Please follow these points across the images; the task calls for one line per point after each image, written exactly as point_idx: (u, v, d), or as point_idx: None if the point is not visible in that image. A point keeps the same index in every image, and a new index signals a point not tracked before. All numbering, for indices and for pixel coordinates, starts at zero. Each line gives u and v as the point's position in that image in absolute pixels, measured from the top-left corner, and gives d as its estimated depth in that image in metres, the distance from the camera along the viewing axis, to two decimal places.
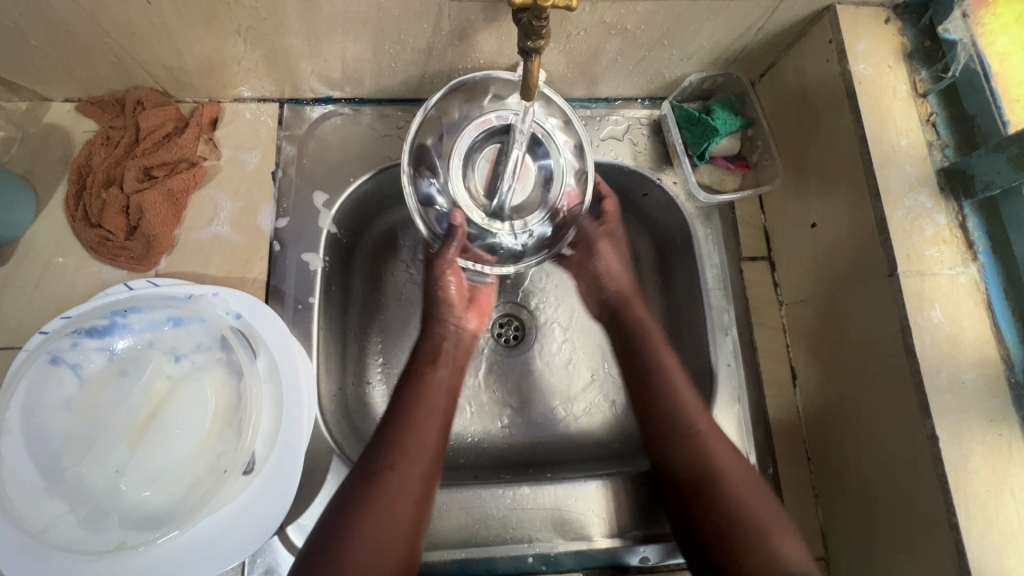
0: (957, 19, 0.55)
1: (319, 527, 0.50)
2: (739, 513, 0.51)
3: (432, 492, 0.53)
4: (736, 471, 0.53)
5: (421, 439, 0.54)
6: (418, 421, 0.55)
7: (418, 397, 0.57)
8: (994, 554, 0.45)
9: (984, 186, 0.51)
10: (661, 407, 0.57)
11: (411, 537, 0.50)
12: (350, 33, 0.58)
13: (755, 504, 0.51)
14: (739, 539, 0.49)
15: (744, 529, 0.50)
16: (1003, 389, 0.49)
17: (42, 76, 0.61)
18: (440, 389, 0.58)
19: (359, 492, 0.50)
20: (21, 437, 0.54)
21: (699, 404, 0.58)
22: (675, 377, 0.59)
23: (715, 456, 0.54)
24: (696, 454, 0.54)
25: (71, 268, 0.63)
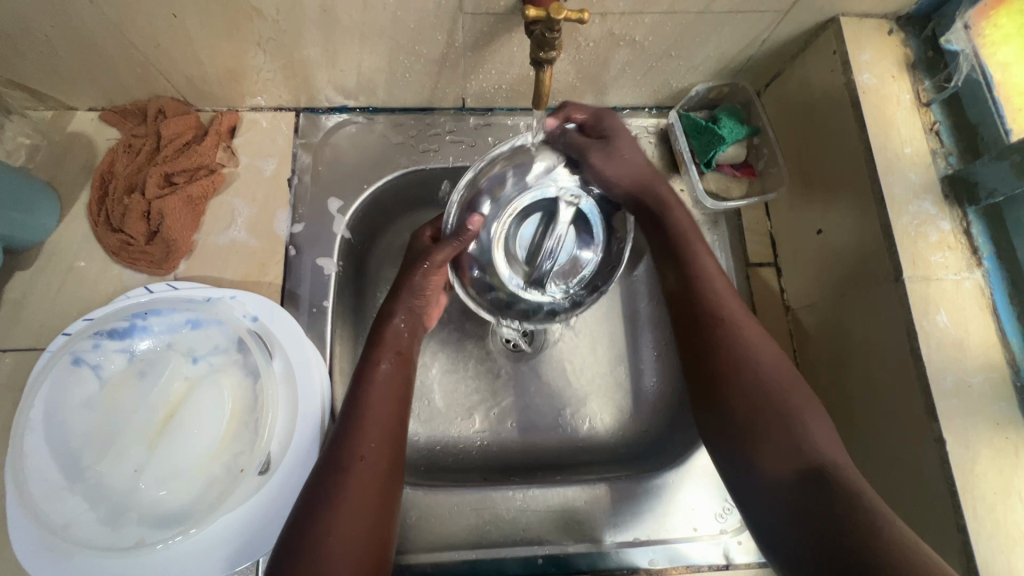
0: (957, 31, 0.56)
1: (289, 530, 0.47)
2: (765, 396, 0.49)
3: (396, 483, 0.51)
4: (767, 348, 0.52)
5: (383, 430, 0.52)
6: (378, 410, 0.53)
7: (371, 390, 0.54)
8: (1002, 556, 0.45)
9: (988, 194, 0.52)
10: (692, 297, 0.55)
11: (384, 520, 0.49)
12: (366, 45, 0.59)
13: (783, 385, 0.50)
14: (763, 421, 0.48)
15: (771, 405, 0.48)
16: (1009, 393, 0.49)
17: (68, 86, 0.63)
18: (392, 380, 0.56)
19: (329, 489, 0.48)
20: (43, 436, 0.55)
21: (731, 289, 0.56)
22: (703, 264, 0.58)
23: (743, 331, 0.53)
24: (728, 341, 0.52)
25: (93, 272, 0.65)
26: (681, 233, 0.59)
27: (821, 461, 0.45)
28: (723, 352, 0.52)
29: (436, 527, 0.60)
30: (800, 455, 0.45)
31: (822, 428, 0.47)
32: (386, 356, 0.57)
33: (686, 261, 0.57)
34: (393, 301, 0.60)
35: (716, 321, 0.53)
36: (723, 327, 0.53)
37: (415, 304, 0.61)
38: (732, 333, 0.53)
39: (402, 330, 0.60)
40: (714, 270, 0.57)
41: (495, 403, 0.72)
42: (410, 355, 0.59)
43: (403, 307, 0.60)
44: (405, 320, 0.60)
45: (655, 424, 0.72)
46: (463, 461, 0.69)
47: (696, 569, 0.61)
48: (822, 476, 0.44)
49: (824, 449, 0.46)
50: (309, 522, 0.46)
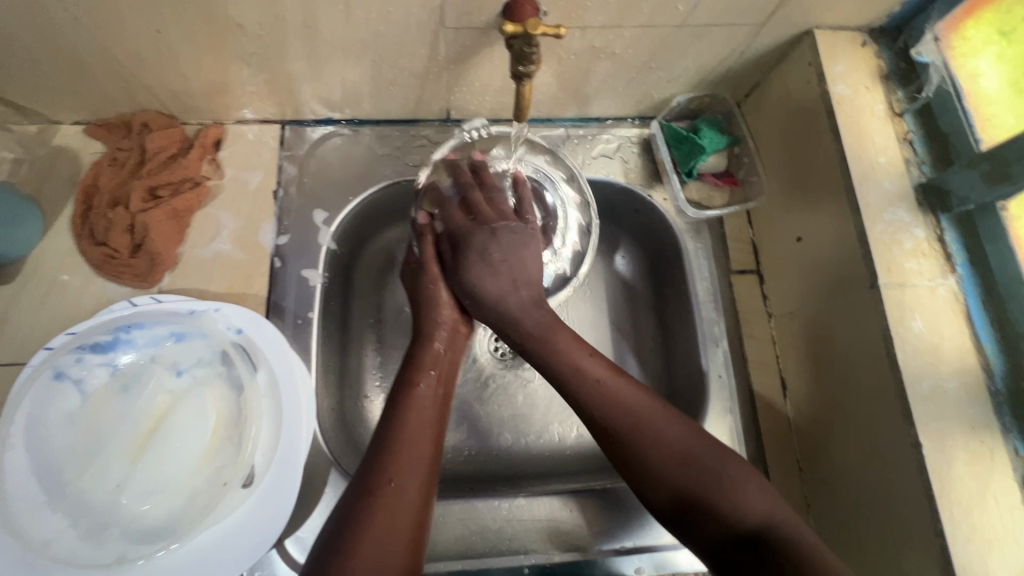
0: (928, 43, 0.57)
1: (315, 551, 0.46)
2: (684, 492, 0.48)
3: (429, 504, 0.51)
4: (673, 428, 0.51)
5: (417, 450, 0.51)
6: (412, 429, 0.53)
7: (411, 406, 0.54)
8: (978, 559, 0.46)
9: (960, 201, 0.53)
10: (587, 409, 0.53)
11: (413, 552, 0.47)
12: (349, 58, 0.60)
13: (701, 462, 0.49)
14: (700, 508, 0.48)
15: (697, 491, 0.48)
16: (984, 397, 0.50)
17: (52, 101, 0.63)
18: (434, 399, 0.56)
19: (359, 509, 0.47)
20: (24, 451, 0.54)
21: (627, 385, 0.53)
22: (585, 365, 0.54)
23: (644, 420, 0.51)
24: (628, 446, 0.50)
25: (76, 286, 0.65)
26: (535, 334, 0.57)
27: (755, 527, 0.46)
28: (631, 458, 0.50)
29: None
30: (734, 532, 0.46)
31: (754, 490, 0.47)
32: (424, 376, 0.56)
33: (558, 351, 0.55)
34: (430, 324, 0.61)
35: (613, 433, 0.51)
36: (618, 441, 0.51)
37: (449, 323, 0.61)
38: (630, 426, 0.51)
39: (442, 350, 0.59)
40: (595, 366, 0.54)
41: (482, 412, 0.72)
42: (449, 379, 0.59)
43: (442, 332, 0.60)
44: (446, 344, 0.60)
45: None
46: (451, 471, 0.69)
47: None
48: (769, 535, 0.45)
49: (751, 515, 0.46)
50: (336, 544, 0.46)
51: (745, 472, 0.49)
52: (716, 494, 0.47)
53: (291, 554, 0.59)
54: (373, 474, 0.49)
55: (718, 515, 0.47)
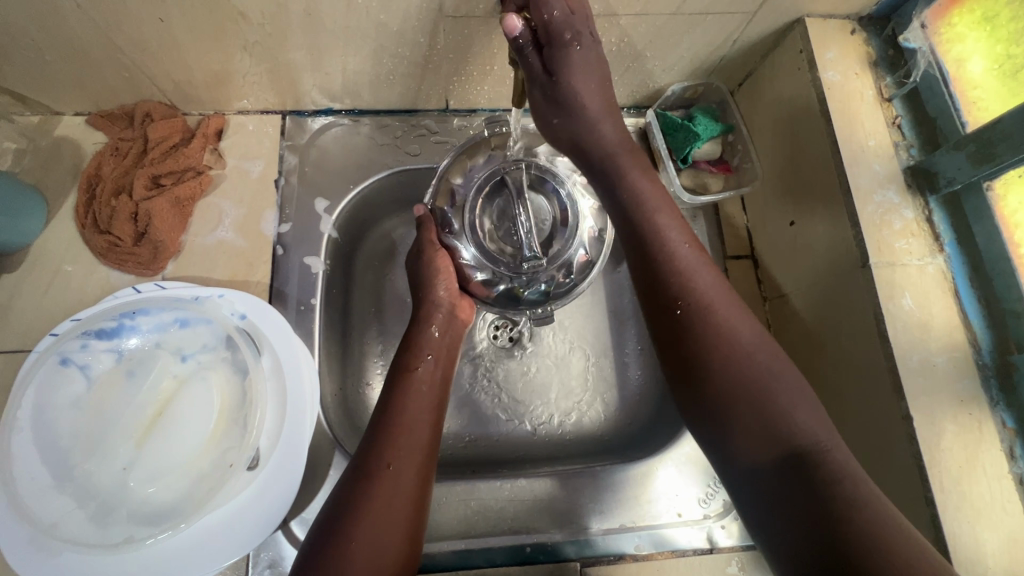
0: (915, 29, 0.59)
1: (314, 534, 0.49)
2: (738, 386, 0.48)
3: (427, 489, 0.53)
4: (740, 327, 0.51)
5: (415, 434, 0.54)
6: (412, 414, 0.55)
7: (408, 393, 0.57)
8: (967, 526, 0.47)
9: (947, 182, 0.55)
10: (659, 279, 0.53)
11: (411, 533, 0.50)
12: (350, 47, 0.61)
13: (754, 359, 0.49)
14: (744, 403, 0.47)
15: (744, 398, 0.47)
16: (971, 371, 0.52)
17: (55, 91, 0.64)
18: (432, 384, 0.59)
19: (359, 492, 0.50)
20: (31, 435, 0.55)
21: (701, 262, 0.54)
22: (679, 243, 0.55)
23: (721, 316, 0.51)
24: (695, 325, 0.51)
25: (80, 274, 0.65)
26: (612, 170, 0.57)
27: (803, 447, 0.45)
28: (691, 334, 0.51)
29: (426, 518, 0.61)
30: (775, 444, 0.45)
31: (805, 408, 0.47)
32: (422, 361, 0.60)
33: (654, 221, 0.55)
34: (427, 307, 0.64)
35: (683, 298, 0.52)
36: (687, 310, 0.51)
37: (446, 306, 0.64)
38: (700, 330, 0.50)
39: (438, 337, 0.62)
40: (684, 240, 0.54)
41: (483, 398, 0.73)
42: (445, 360, 0.62)
43: (439, 315, 0.64)
44: (442, 329, 0.63)
45: (639, 415, 0.74)
46: (453, 455, 0.70)
47: (682, 553, 0.62)
48: (802, 459, 0.44)
49: (804, 433, 0.45)
50: (336, 526, 0.48)
51: (795, 392, 0.47)
52: (766, 405, 0.47)
53: (295, 534, 0.60)
54: (372, 457, 0.52)
55: (769, 418, 0.46)
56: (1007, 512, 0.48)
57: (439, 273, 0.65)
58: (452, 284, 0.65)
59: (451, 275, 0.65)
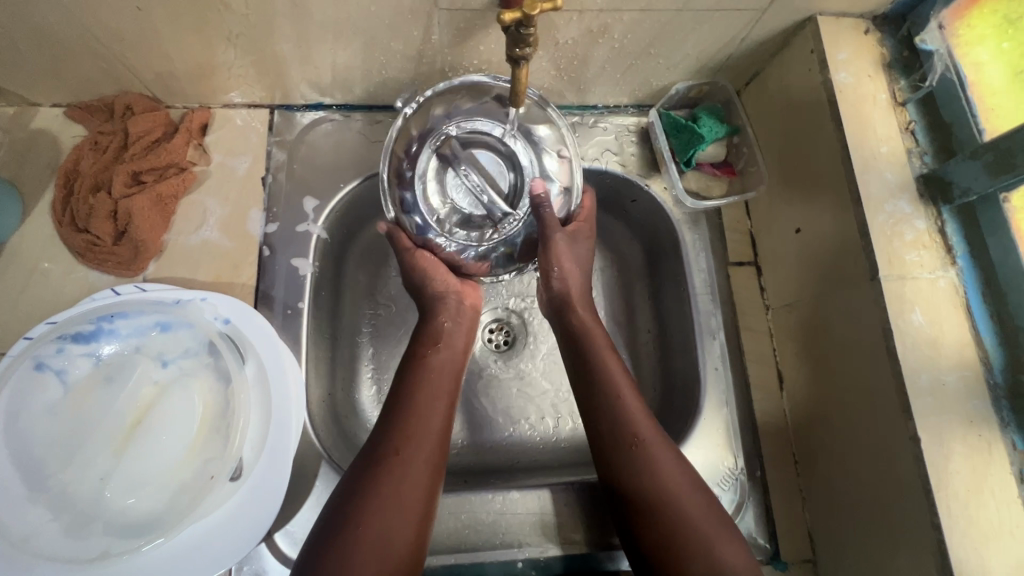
0: (932, 30, 0.56)
1: (327, 513, 0.49)
2: (680, 525, 0.50)
3: (439, 480, 0.53)
4: (660, 457, 0.53)
5: (429, 418, 0.54)
6: (427, 400, 0.55)
7: (421, 382, 0.57)
8: (975, 553, 0.46)
9: (962, 193, 0.52)
10: (597, 411, 0.56)
11: (423, 517, 0.50)
12: (340, 40, 0.58)
13: (690, 495, 0.51)
14: (684, 551, 0.49)
15: (687, 540, 0.49)
16: (982, 391, 0.50)
17: (30, 82, 0.61)
18: (443, 372, 0.59)
19: (372, 472, 0.50)
20: (4, 443, 0.53)
21: (632, 387, 0.57)
22: (608, 357, 0.59)
23: (648, 444, 0.53)
24: (638, 482, 0.52)
25: (57, 273, 0.63)
26: (579, 327, 0.61)
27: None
28: (626, 488, 0.53)
29: None
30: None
31: (735, 550, 0.49)
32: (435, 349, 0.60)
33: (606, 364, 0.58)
34: (433, 300, 0.63)
35: (633, 439, 0.54)
36: (637, 445, 0.53)
37: (453, 293, 0.63)
38: (640, 467, 0.53)
39: (457, 329, 0.63)
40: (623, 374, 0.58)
41: (477, 403, 0.72)
42: (457, 348, 0.62)
43: (448, 303, 0.63)
44: (453, 320, 0.62)
45: None
46: (445, 464, 0.69)
47: None
48: None
49: (739, 571, 0.47)
50: (347, 509, 0.48)
51: (722, 530, 0.50)
52: (699, 552, 0.48)
53: (279, 547, 0.58)
54: (387, 443, 0.52)
55: (708, 552, 0.48)
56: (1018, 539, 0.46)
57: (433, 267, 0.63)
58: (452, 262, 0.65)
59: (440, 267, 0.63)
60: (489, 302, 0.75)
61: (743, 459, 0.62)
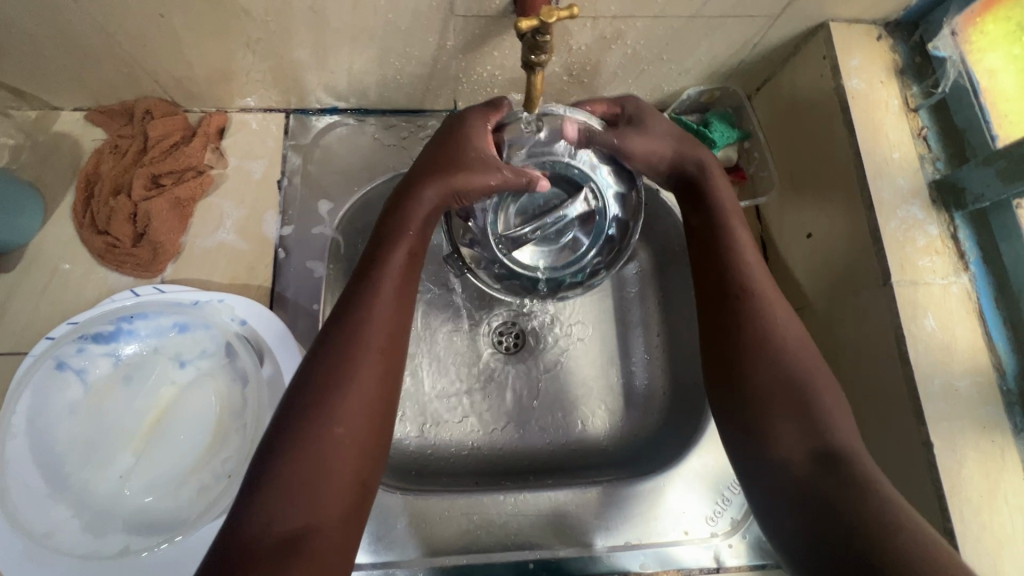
0: (945, 37, 0.57)
1: (274, 422, 0.44)
2: (772, 394, 0.47)
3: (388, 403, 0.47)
4: (786, 324, 0.50)
5: (386, 337, 0.48)
6: (383, 317, 0.49)
7: (376, 297, 0.49)
8: (987, 557, 0.46)
9: (974, 199, 0.52)
10: (721, 269, 0.54)
11: (376, 439, 0.45)
12: (357, 46, 0.59)
13: (804, 360, 0.48)
14: (779, 402, 0.47)
15: (781, 389, 0.47)
16: (994, 397, 0.50)
17: (53, 86, 0.62)
18: (407, 280, 0.51)
19: (325, 387, 0.45)
20: (26, 441, 0.54)
21: (762, 264, 0.54)
22: (725, 204, 0.57)
23: (764, 302, 0.51)
24: (751, 333, 0.50)
25: (77, 274, 0.64)
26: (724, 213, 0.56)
27: (834, 448, 0.44)
28: (737, 317, 0.51)
29: (428, 533, 0.59)
30: (809, 435, 0.45)
31: (842, 415, 0.46)
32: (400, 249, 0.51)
33: (728, 233, 0.55)
34: (453, 155, 0.53)
35: (737, 295, 0.52)
36: (746, 298, 0.52)
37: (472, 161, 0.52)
38: (755, 338, 0.50)
39: (427, 211, 0.53)
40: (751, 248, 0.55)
41: (486, 405, 0.72)
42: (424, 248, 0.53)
43: (478, 178, 0.52)
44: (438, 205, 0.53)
45: (647, 427, 0.72)
46: (455, 466, 0.69)
47: (687, 571, 0.61)
48: (840, 463, 0.43)
49: (845, 441, 0.44)
50: (297, 416, 0.43)
51: (833, 390, 0.47)
52: (799, 397, 0.46)
53: None
54: (344, 358, 0.46)
55: (806, 411, 0.46)
56: None
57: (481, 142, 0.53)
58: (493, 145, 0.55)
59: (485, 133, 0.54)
60: (500, 305, 0.76)
61: None
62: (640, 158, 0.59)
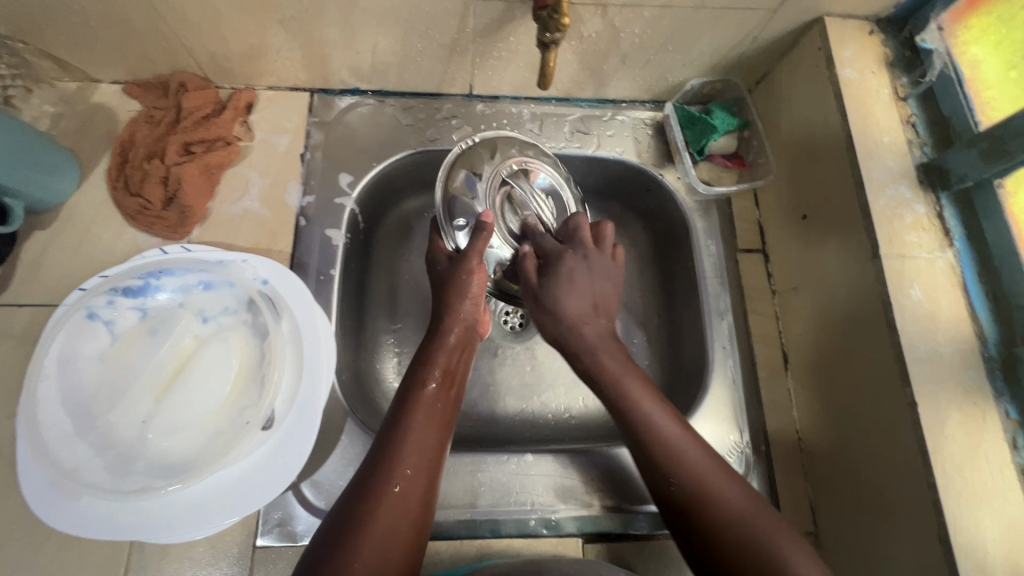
0: (932, 31, 0.61)
1: (309, 549, 0.45)
2: (728, 530, 0.47)
3: (424, 532, 0.49)
4: (691, 449, 0.52)
5: (423, 453, 0.51)
6: (419, 440, 0.51)
7: (411, 424, 0.52)
8: (970, 512, 0.48)
9: (959, 178, 0.56)
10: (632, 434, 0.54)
11: (406, 566, 0.46)
12: (381, 27, 0.63)
13: (721, 484, 0.50)
14: (747, 563, 0.45)
15: (742, 548, 0.46)
16: (977, 362, 0.53)
17: (95, 58, 0.66)
18: (443, 400, 0.55)
19: (360, 512, 0.46)
20: (55, 383, 0.57)
21: (683, 430, 0.53)
22: (588, 338, 0.58)
23: (692, 475, 0.50)
24: (690, 493, 0.50)
25: (109, 235, 0.67)
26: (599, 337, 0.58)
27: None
28: (655, 454, 0.52)
29: None
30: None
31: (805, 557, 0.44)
32: (433, 378, 0.56)
33: (634, 401, 0.54)
34: (448, 315, 0.60)
35: (677, 479, 0.50)
36: (676, 481, 0.50)
37: (467, 321, 0.61)
38: (692, 474, 0.50)
39: (450, 349, 0.59)
40: (663, 411, 0.54)
41: (490, 379, 0.75)
42: (455, 377, 0.58)
43: (459, 325, 0.60)
44: (459, 340, 0.60)
45: None
46: (460, 433, 0.71)
47: None
48: None
49: None
50: (331, 546, 0.44)
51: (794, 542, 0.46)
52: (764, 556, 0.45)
53: (306, 495, 0.61)
54: (374, 482, 0.48)
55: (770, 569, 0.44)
56: (1010, 500, 0.49)
57: (474, 284, 0.60)
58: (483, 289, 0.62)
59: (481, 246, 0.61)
60: None
61: (747, 433, 0.65)
62: (574, 303, 0.59)
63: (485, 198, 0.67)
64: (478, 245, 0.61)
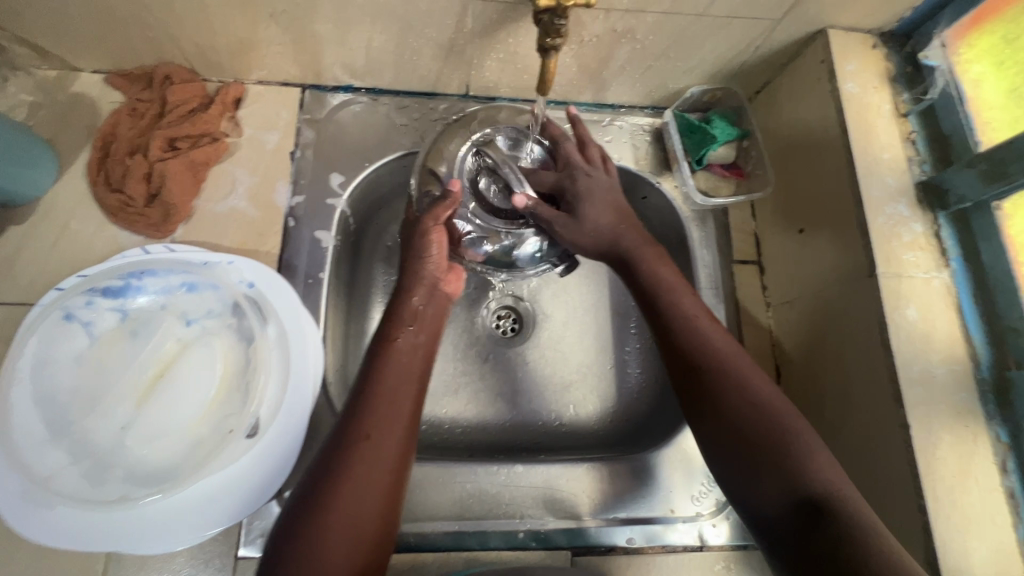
0: (935, 48, 0.60)
1: (295, 495, 0.48)
2: (752, 404, 0.50)
3: (407, 464, 0.51)
4: (723, 349, 0.54)
5: (394, 408, 0.51)
6: (391, 395, 0.51)
7: (385, 369, 0.53)
8: (958, 535, 0.49)
9: (957, 200, 0.56)
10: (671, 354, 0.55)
11: (394, 496, 0.49)
12: (377, 24, 0.61)
13: (750, 379, 0.52)
14: (780, 454, 0.48)
15: (768, 436, 0.49)
16: (970, 384, 0.53)
17: (75, 47, 0.63)
18: (414, 353, 0.55)
19: (337, 465, 0.48)
20: (30, 387, 0.55)
21: (717, 325, 0.56)
22: (655, 263, 0.59)
23: (720, 352, 0.53)
24: (712, 378, 0.52)
25: (88, 231, 0.65)
26: (648, 281, 0.58)
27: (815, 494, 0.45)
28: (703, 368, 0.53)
29: (421, 498, 0.61)
30: (795, 490, 0.46)
31: (826, 459, 0.47)
32: (402, 331, 0.55)
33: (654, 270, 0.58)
34: (411, 278, 0.58)
35: (705, 366, 0.53)
36: (706, 365, 0.53)
37: (429, 281, 0.58)
38: (712, 357, 0.53)
39: (421, 305, 0.57)
40: (698, 309, 0.56)
41: (480, 385, 0.74)
42: (427, 329, 0.57)
43: (422, 288, 0.57)
44: (424, 300, 0.58)
45: (636, 414, 0.74)
46: (448, 441, 0.70)
47: (672, 549, 0.63)
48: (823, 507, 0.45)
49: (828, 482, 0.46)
50: (311, 499, 0.47)
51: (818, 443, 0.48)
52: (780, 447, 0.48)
53: None
54: (351, 431, 0.49)
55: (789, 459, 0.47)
56: (997, 523, 0.49)
57: (433, 246, 0.58)
58: (444, 251, 0.60)
59: (443, 244, 0.59)
60: (497, 288, 0.78)
61: None
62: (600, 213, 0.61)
63: (461, 176, 0.63)
64: (439, 212, 0.58)
